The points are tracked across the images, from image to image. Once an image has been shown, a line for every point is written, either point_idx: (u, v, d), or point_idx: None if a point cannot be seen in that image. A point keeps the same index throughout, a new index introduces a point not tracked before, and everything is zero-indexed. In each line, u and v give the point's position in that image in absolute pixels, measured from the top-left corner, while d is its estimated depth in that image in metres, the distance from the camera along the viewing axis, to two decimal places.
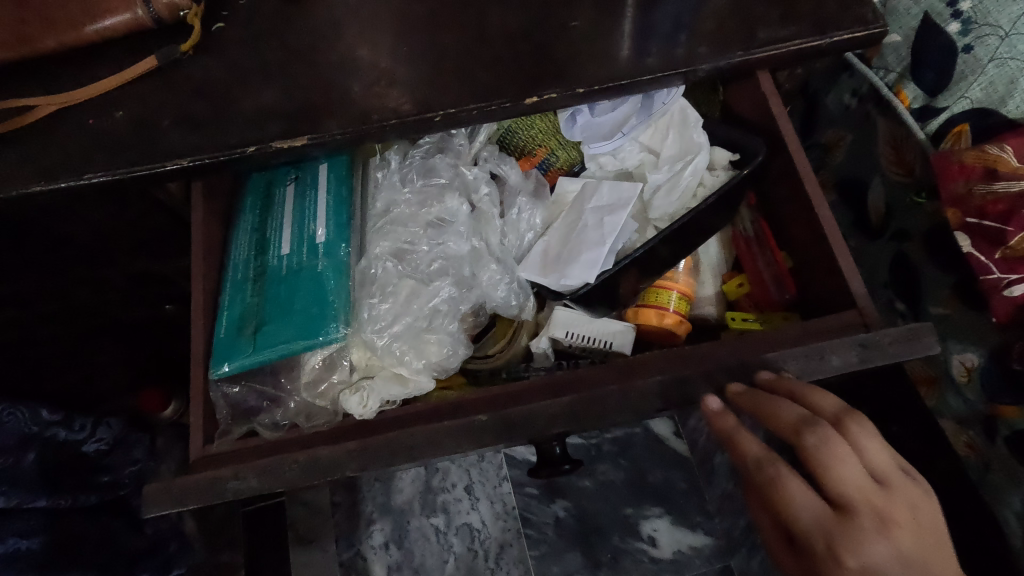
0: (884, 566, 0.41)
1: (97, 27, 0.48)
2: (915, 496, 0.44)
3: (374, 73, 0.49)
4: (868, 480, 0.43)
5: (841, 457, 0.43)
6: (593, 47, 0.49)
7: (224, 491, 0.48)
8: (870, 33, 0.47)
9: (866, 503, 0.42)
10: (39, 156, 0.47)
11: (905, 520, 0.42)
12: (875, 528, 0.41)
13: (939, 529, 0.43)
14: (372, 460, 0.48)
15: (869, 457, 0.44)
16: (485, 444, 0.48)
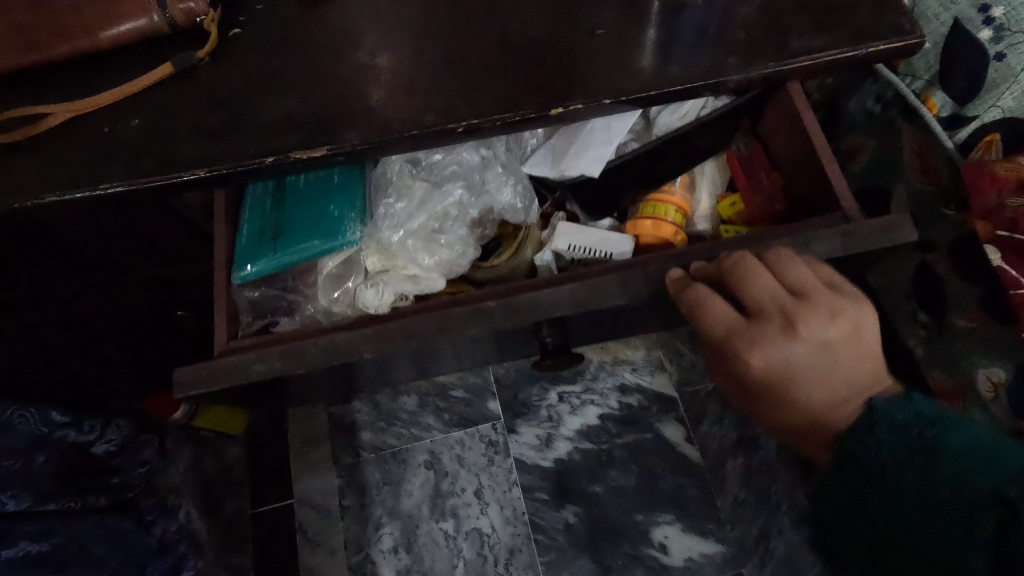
0: (787, 358, 0.47)
1: (112, 33, 0.47)
2: (831, 301, 0.47)
3: (394, 80, 0.48)
4: (783, 290, 0.47)
5: (756, 270, 0.48)
6: (619, 57, 0.48)
7: (248, 372, 0.49)
8: (906, 43, 0.46)
9: (778, 314, 0.47)
10: (54, 164, 0.47)
11: (815, 322, 0.46)
12: (781, 332, 0.47)
13: (854, 326, 0.47)
14: (388, 342, 0.50)
15: (787, 274, 0.48)
16: (494, 328, 0.50)
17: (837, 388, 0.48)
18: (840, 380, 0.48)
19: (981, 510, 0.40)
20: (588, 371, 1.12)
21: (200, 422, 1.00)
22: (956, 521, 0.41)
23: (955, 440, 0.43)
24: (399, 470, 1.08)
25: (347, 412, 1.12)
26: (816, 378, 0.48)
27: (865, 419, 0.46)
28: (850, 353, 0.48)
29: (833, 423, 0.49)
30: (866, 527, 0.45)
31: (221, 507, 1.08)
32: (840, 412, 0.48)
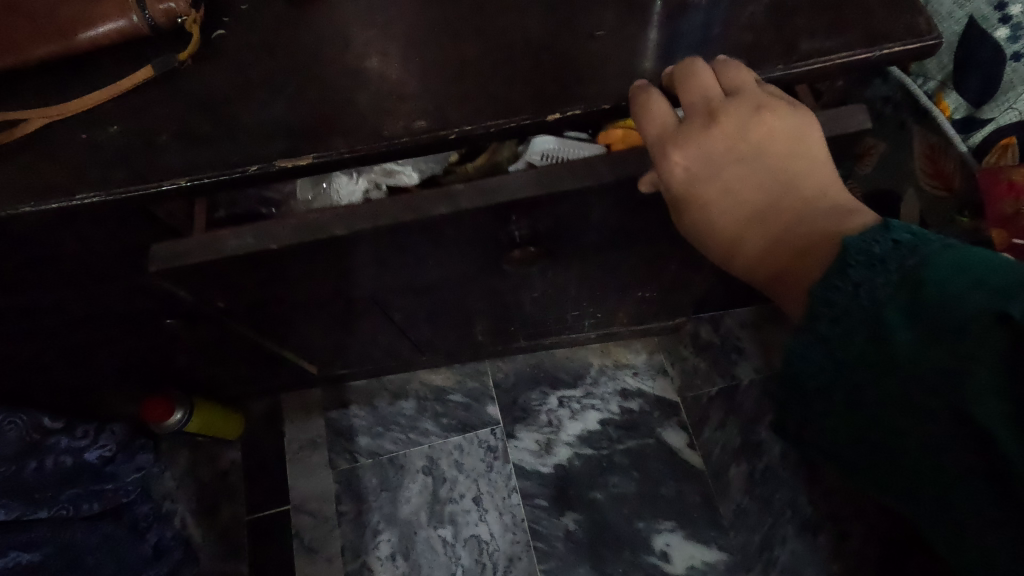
0: (712, 159, 0.41)
1: (89, 35, 0.45)
2: (763, 100, 0.42)
3: (384, 85, 0.46)
4: (718, 92, 0.42)
5: (695, 72, 0.43)
6: (619, 60, 0.45)
7: (222, 247, 0.51)
8: (922, 46, 0.44)
9: (706, 109, 0.42)
10: (28, 172, 0.45)
11: (743, 118, 0.41)
12: (706, 126, 0.41)
13: (790, 131, 0.41)
14: (357, 219, 0.51)
15: (729, 74, 0.43)
16: (462, 207, 0.50)
17: (775, 200, 0.41)
18: (778, 192, 0.41)
19: (989, 334, 0.29)
20: (589, 375, 1.11)
21: (193, 428, 0.99)
22: (961, 358, 0.30)
23: (950, 261, 0.32)
24: (396, 476, 1.07)
25: (344, 417, 1.11)
26: (745, 185, 0.41)
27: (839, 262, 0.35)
28: (788, 170, 0.41)
29: (773, 241, 0.40)
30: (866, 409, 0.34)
31: (216, 514, 1.06)
32: (781, 230, 0.40)
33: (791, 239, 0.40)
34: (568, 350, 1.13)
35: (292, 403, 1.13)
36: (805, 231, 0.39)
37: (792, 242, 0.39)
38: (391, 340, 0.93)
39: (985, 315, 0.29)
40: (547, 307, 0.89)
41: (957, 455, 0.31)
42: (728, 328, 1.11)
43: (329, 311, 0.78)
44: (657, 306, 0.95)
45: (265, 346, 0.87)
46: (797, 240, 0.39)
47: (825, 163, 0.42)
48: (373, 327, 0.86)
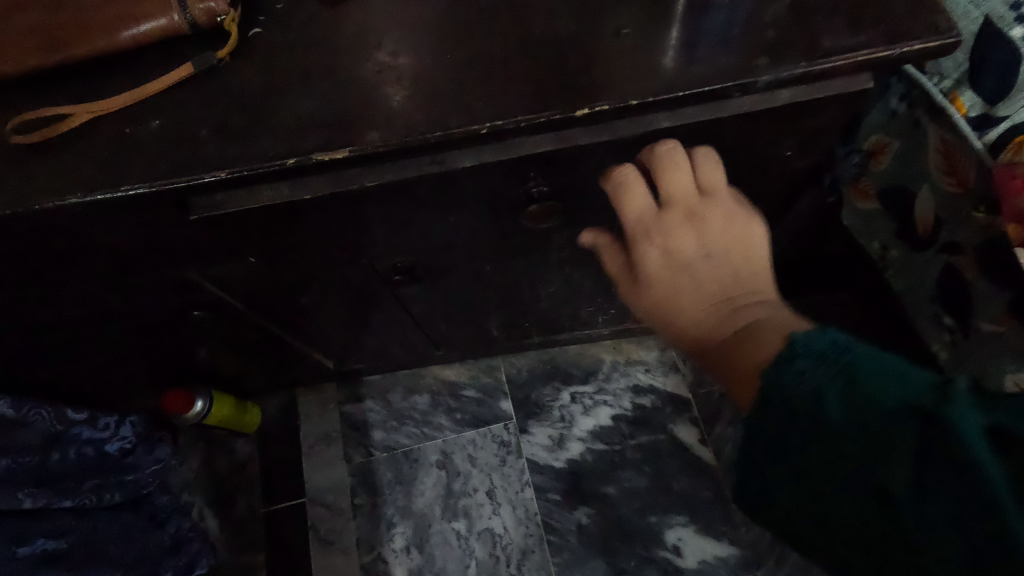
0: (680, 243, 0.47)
1: (132, 33, 0.47)
2: (729, 207, 0.49)
3: (415, 81, 0.47)
4: (692, 189, 0.49)
5: (678, 165, 0.49)
6: (643, 57, 0.47)
7: (259, 196, 0.51)
8: (943, 43, 0.45)
9: (683, 204, 0.48)
10: (73, 165, 0.46)
11: (711, 218, 0.48)
12: (680, 221, 0.48)
13: (745, 233, 0.48)
14: (389, 170, 0.50)
15: (705, 173, 0.50)
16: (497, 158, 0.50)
17: (724, 288, 0.46)
18: (727, 284, 0.46)
19: (909, 433, 0.34)
20: (602, 371, 1.12)
21: (212, 420, 1.01)
22: (887, 449, 0.34)
23: (875, 367, 0.37)
24: (411, 470, 1.09)
25: (358, 411, 1.13)
26: (703, 273, 0.47)
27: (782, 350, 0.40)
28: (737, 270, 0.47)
29: (723, 327, 0.45)
30: (808, 492, 0.37)
31: (233, 506, 1.08)
32: (726, 319, 0.45)
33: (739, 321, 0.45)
34: (581, 346, 1.14)
35: (308, 398, 1.14)
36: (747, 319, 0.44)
37: (739, 326, 0.44)
38: (407, 334, 0.95)
39: (904, 416, 0.34)
40: (561, 302, 0.90)
41: (886, 539, 0.34)
42: None
43: (350, 304, 0.79)
44: None
45: (286, 339, 0.89)
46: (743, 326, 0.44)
47: (766, 261, 0.49)
48: (389, 321, 0.88)
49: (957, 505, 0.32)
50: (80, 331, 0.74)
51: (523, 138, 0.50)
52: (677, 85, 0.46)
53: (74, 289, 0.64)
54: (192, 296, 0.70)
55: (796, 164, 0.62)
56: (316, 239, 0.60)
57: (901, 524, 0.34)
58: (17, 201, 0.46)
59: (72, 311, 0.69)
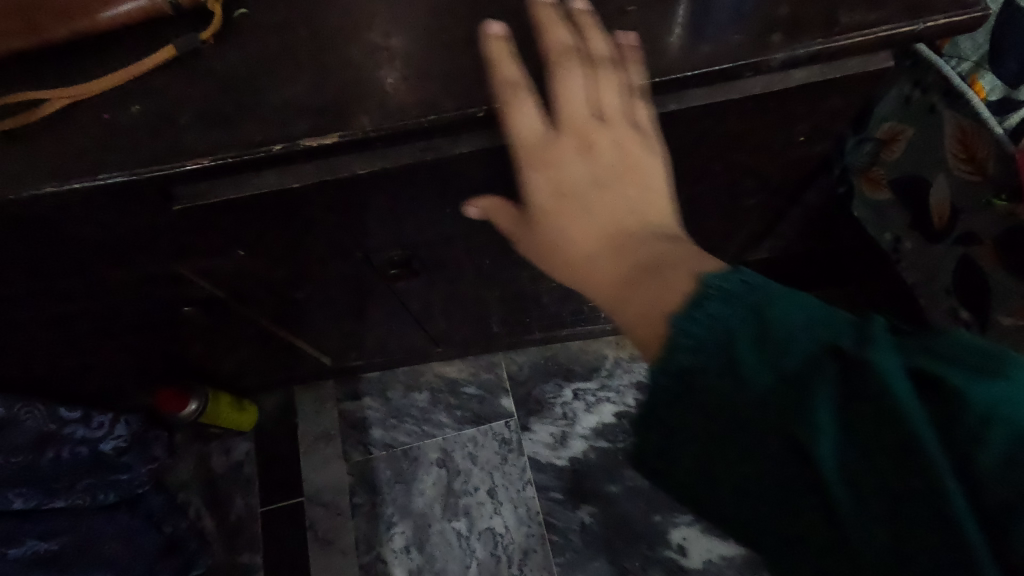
0: (573, 171, 0.45)
1: (111, 14, 0.45)
2: (624, 133, 0.45)
3: (409, 63, 0.45)
4: (585, 111, 0.45)
5: (567, 80, 0.44)
6: (648, 35, 0.44)
7: (246, 186, 0.49)
8: (967, 18, 0.42)
9: (579, 133, 0.45)
10: (49, 153, 0.44)
11: (605, 145, 0.45)
12: (571, 152, 0.45)
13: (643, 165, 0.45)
14: (380, 157, 0.48)
15: (600, 93, 0.44)
16: (495, 145, 0.48)
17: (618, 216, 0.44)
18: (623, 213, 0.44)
19: (826, 377, 0.30)
20: (605, 367, 1.09)
21: (207, 419, 0.99)
22: (799, 401, 0.30)
23: (785, 306, 0.32)
24: (411, 468, 1.07)
25: (356, 409, 1.11)
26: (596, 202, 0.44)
27: (693, 295, 0.35)
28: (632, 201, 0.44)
29: (622, 262, 0.41)
30: (707, 452, 0.34)
31: (229, 506, 1.06)
32: (622, 256, 0.41)
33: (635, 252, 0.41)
34: (583, 342, 1.11)
35: (305, 395, 1.12)
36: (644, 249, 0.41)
37: (635, 264, 0.40)
38: (405, 331, 0.93)
39: (819, 359, 0.30)
40: (563, 297, 0.88)
41: (792, 499, 0.31)
42: None
43: (345, 299, 0.77)
44: None
45: (281, 336, 0.87)
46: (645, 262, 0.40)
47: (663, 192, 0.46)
48: (387, 316, 0.85)
49: (873, 459, 0.29)
50: (67, 327, 0.72)
51: None
52: (685, 63, 0.43)
53: (59, 285, 0.62)
54: (182, 292, 0.68)
55: (807, 152, 0.60)
56: (309, 231, 0.58)
57: (815, 494, 0.30)
58: None
59: (58, 307, 0.67)
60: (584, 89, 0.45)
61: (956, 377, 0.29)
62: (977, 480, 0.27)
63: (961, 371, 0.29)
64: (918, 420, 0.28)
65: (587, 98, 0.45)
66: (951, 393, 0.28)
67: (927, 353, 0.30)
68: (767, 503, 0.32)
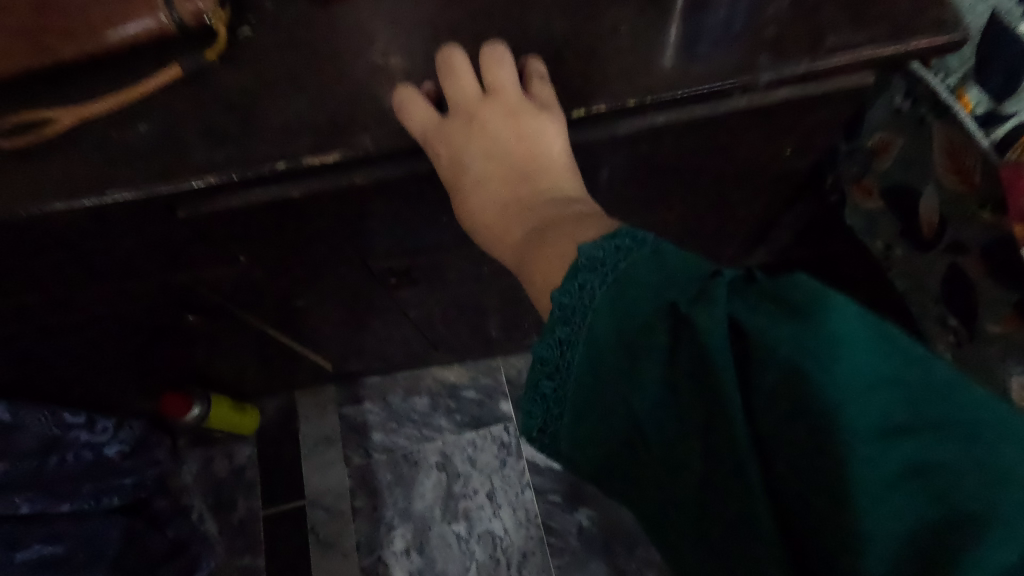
0: (470, 154, 0.45)
1: (118, 34, 0.46)
2: (518, 106, 0.44)
3: (408, 82, 0.46)
4: (475, 93, 0.45)
5: (456, 72, 0.45)
6: (640, 56, 0.46)
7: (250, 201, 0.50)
8: (950, 41, 0.44)
9: (467, 113, 0.45)
10: (59, 172, 0.46)
11: (495, 123, 0.45)
12: (468, 131, 0.45)
13: (533, 136, 0.44)
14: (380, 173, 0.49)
15: (488, 75, 0.45)
16: None
17: (519, 188, 0.45)
18: (524, 184, 0.45)
19: (664, 335, 0.32)
20: None
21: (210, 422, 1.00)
22: (643, 357, 0.32)
23: (648, 272, 0.34)
24: (410, 471, 1.08)
25: (357, 413, 1.12)
26: (498, 178, 0.45)
27: (573, 262, 0.37)
28: (530, 172, 0.45)
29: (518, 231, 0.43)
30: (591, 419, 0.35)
31: (231, 509, 1.08)
32: (517, 223, 0.44)
33: (528, 221, 0.43)
34: None
35: (306, 399, 1.14)
36: (535, 218, 0.43)
37: (529, 232, 0.42)
38: (405, 336, 0.94)
39: (661, 319, 0.32)
40: None
41: (658, 459, 0.32)
42: None
43: (346, 306, 0.78)
44: None
45: (282, 341, 0.88)
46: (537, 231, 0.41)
47: (563, 160, 0.45)
48: (387, 322, 0.87)
49: (701, 411, 0.30)
50: (72, 335, 0.73)
51: None
52: (677, 84, 0.45)
53: (66, 294, 0.64)
54: (186, 300, 0.69)
55: (797, 164, 0.61)
56: (310, 242, 0.59)
57: (660, 453, 0.32)
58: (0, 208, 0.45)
59: (64, 316, 0.68)
60: (471, 71, 0.45)
61: (765, 322, 0.29)
62: (804, 427, 0.28)
63: (775, 315, 0.30)
64: (728, 370, 0.29)
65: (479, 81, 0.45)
66: (756, 342, 0.29)
67: (755, 303, 0.31)
68: (638, 470, 0.33)
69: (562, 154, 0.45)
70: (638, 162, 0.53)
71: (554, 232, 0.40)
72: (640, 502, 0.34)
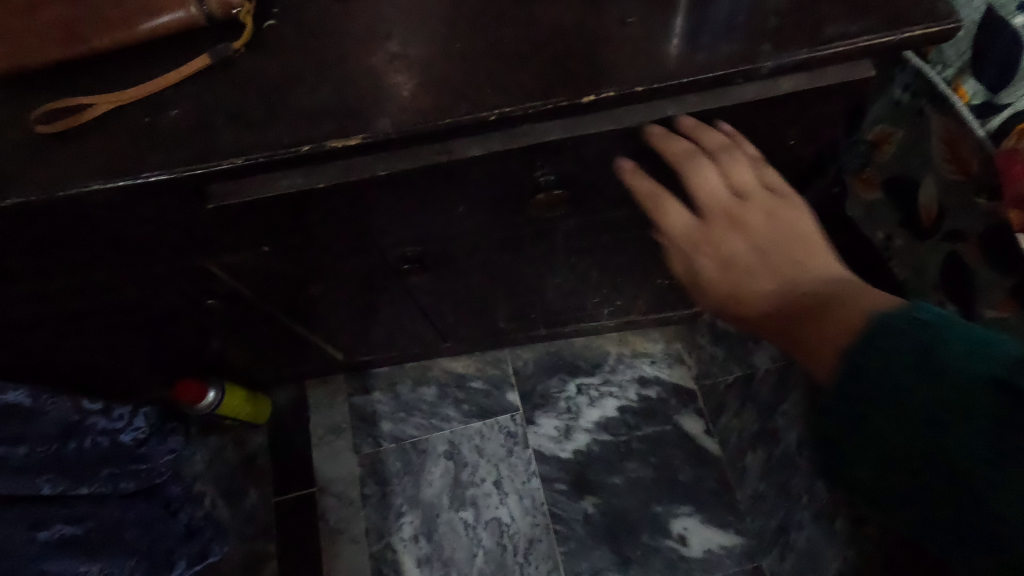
0: (733, 249, 0.53)
1: (151, 25, 0.48)
2: (768, 201, 0.53)
3: (425, 70, 0.48)
4: (725, 192, 0.53)
5: (698, 170, 0.52)
6: (648, 45, 0.48)
7: (273, 186, 0.53)
8: (942, 29, 0.45)
9: (721, 210, 0.53)
10: (94, 153, 0.48)
11: (751, 217, 0.53)
12: (729, 230, 0.53)
13: (783, 221, 0.52)
14: (398, 159, 0.52)
15: (733, 173, 0.53)
16: (509, 148, 0.51)
17: (787, 268, 0.51)
18: (789, 262, 0.51)
19: (988, 402, 0.37)
20: (607, 363, 1.13)
21: (223, 410, 1.02)
22: (965, 422, 0.37)
23: (950, 343, 0.39)
24: (419, 460, 1.10)
25: (367, 403, 1.14)
26: (759, 262, 0.52)
27: (866, 330, 0.42)
28: (790, 251, 0.51)
29: (786, 309, 0.50)
30: (891, 479, 0.41)
31: (244, 496, 1.10)
32: (783, 304, 0.50)
33: (801, 297, 0.49)
34: (585, 338, 1.15)
35: (317, 389, 1.16)
36: (812, 292, 0.48)
37: (806, 308, 0.48)
38: (415, 326, 0.96)
39: (985, 387, 0.37)
40: (567, 294, 0.92)
41: (973, 503, 0.38)
42: None
43: (358, 294, 0.80)
44: (674, 293, 0.97)
45: (295, 330, 0.90)
46: (814, 309, 0.47)
47: (817, 236, 0.52)
48: (398, 312, 0.89)
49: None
50: (95, 322, 0.76)
51: (531, 126, 0.51)
52: (683, 71, 0.47)
53: (91, 278, 0.66)
54: (205, 287, 0.72)
55: (800, 154, 0.63)
56: (329, 230, 0.62)
57: (980, 500, 0.37)
58: (38, 187, 0.48)
59: (88, 301, 0.70)
60: (716, 169, 0.52)
61: None
62: None
63: None
64: None
65: (725, 181, 0.53)
66: None
67: None
68: (949, 510, 0.39)
69: (814, 232, 0.52)
70: (646, 151, 0.55)
71: (847, 307, 0.45)
72: (946, 534, 0.40)
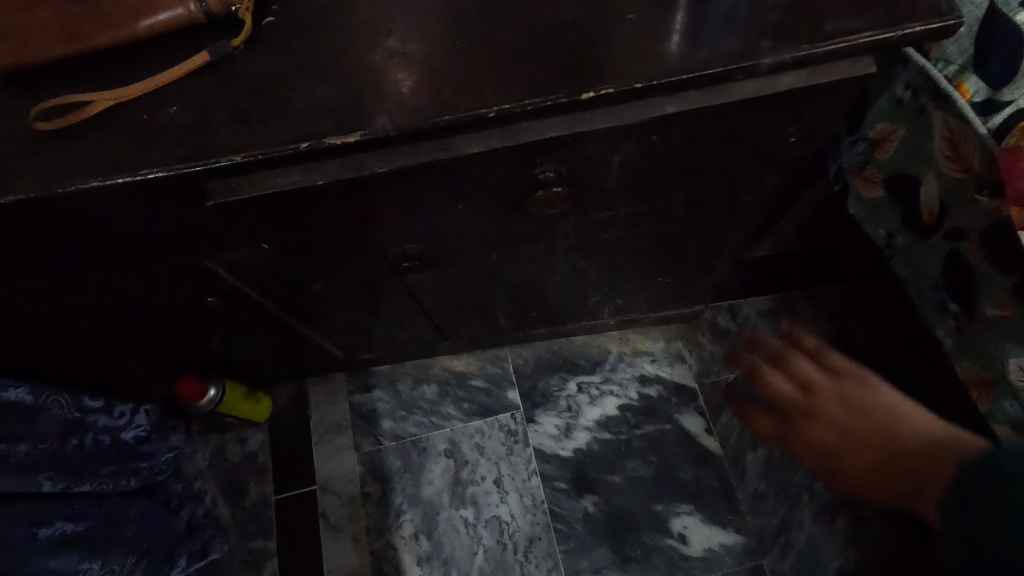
0: (828, 440, 0.63)
1: (149, 22, 0.48)
2: (840, 386, 0.65)
3: (425, 66, 0.48)
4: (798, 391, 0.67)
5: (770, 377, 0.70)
6: (648, 41, 0.48)
7: (271, 183, 0.53)
8: (943, 25, 0.45)
9: (803, 411, 0.66)
10: (93, 151, 0.48)
11: (831, 404, 0.64)
12: (815, 424, 0.65)
13: (859, 396, 0.63)
14: (397, 155, 0.52)
15: (798, 372, 0.68)
16: (509, 145, 0.51)
17: (878, 443, 0.60)
18: (879, 432, 0.61)
19: None
20: (608, 362, 1.13)
21: (224, 408, 1.02)
22: None
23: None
24: (419, 458, 1.10)
25: (367, 402, 1.14)
26: (854, 442, 0.62)
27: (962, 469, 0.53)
28: (876, 424, 0.61)
29: (897, 474, 0.58)
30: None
31: (245, 493, 1.10)
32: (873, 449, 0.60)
33: (901, 462, 0.58)
34: (586, 337, 1.15)
35: (317, 387, 1.16)
36: (905, 455, 0.58)
37: (915, 474, 0.57)
38: (416, 324, 0.96)
39: None
40: (567, 292, 0.92)
41: None
42: (745, 316, 1.12)
43: (359, 293, 0.80)
44: (675, 292, 0.97)
45: (297, 328, 0.90)
46: (912, 469, 0.58)
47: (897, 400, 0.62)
48: (398, 310, 0.89)
49: None
50: (96, 320, 0.76)
51: (530, 122, 0.51)
52: (682, 67, 0.47)
53: (92, 276, 0.66)
54: (206, 285, 0.72)
55: (801, 152, 0.63)
56: (330, 228, 0.62)
57: None
58: (36, 185, 0.47)
59: (89, 300, 0.71)
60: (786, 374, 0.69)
61: None
62: None
63: None
64: None
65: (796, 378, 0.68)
66: None
67: None
68: None
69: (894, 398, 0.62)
70: (645, 148, 0.55)
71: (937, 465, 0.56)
72: None
